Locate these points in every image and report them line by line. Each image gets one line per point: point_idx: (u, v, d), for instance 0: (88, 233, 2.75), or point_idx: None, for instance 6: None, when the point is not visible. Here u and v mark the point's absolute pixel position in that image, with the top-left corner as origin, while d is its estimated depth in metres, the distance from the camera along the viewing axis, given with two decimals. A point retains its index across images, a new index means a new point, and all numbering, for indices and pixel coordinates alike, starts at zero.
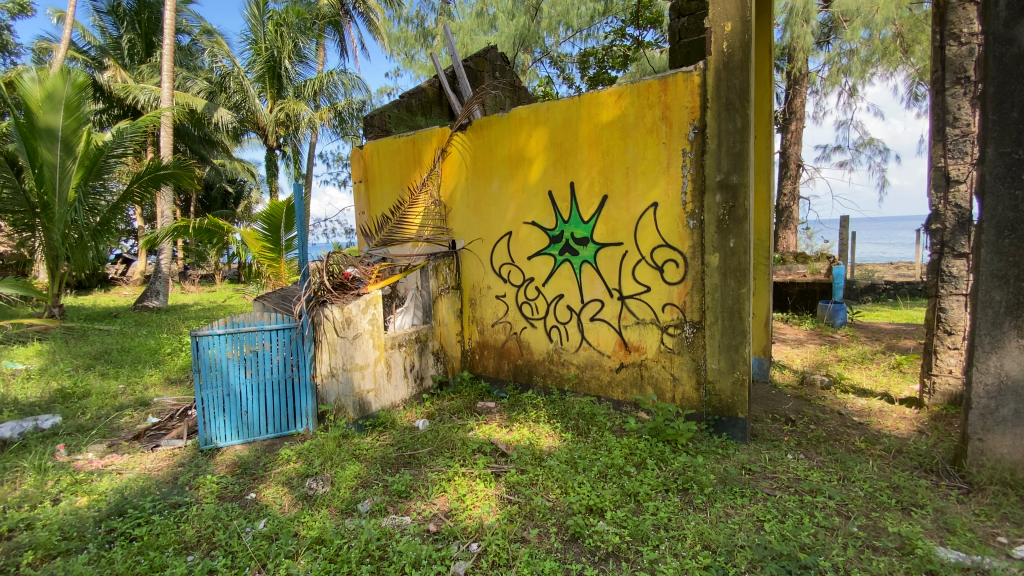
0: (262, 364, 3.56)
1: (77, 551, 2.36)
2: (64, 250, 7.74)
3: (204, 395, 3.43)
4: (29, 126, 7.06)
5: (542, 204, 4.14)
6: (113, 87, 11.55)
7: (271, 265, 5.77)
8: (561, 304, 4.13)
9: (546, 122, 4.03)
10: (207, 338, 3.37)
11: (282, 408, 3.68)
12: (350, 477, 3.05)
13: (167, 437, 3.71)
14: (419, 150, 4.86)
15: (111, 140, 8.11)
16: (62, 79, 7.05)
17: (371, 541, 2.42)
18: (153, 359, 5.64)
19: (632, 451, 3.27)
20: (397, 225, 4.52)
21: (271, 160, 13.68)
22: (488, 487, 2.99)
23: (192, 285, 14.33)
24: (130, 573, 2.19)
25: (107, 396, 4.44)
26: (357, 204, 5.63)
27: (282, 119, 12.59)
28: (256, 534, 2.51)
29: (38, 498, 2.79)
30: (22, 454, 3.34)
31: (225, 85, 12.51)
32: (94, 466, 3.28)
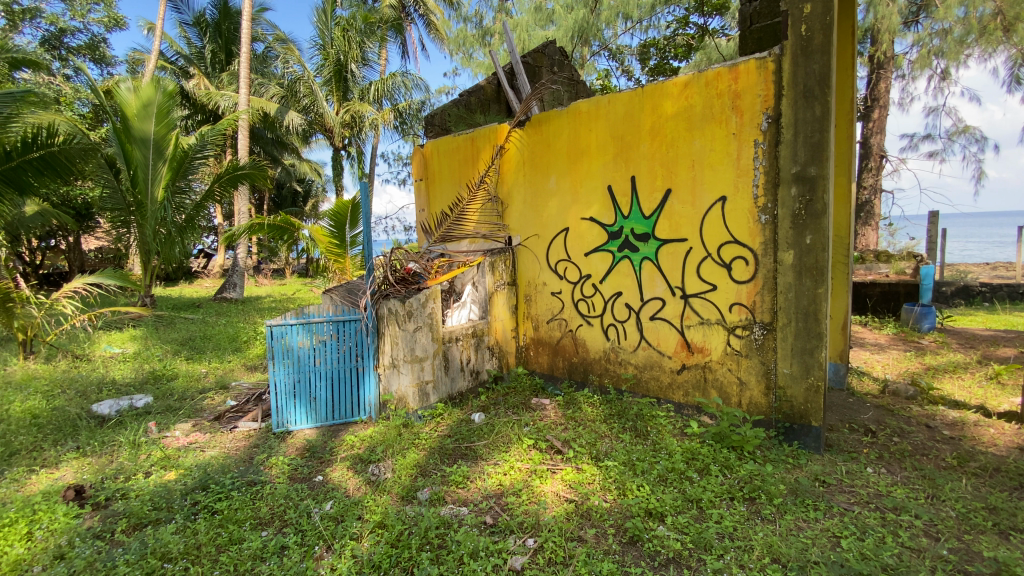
0: (329, 353, 3.73)
1: (166, 520, 2.57)
2: (156, 244, 8.47)
3: (277, 381, 3.64)
4: (125, 132, 7.72)
5: (600, 199, 4.06)
6: (197, 94, 12.49)
7: (337, 260, 6.07)
8: (620, 302, 4.03)
9: (607, 115, 3.94)
10: (281, 328, 3.56)
11: (348, 395, 3.87)
12: (409, 466, 3.13)
13: (244, 420, 3.96)
14: (477, 147, 4.89)
15: (195, 143, 8.78)
16: (154, 87, 7.72)
17: (430, 529, 2.46)
18: (231, 346, 6.05)
19: (693, 455, 3.15)
20: (455, 222, 4.72)
21: (337, 160, 14.31)
22: (544, 484, 2.97)
23: (265, 279, 15.27)
24: (211, 544, 2.35)
25: (192, 379, 4.82)
26: (417, 201, 5.78)
27: (348, 121, 13.12)
28: (324, 514, 2.63)
29: (133, 471, 3.06)
30: (120, 429, 3.69)
31: (295, 90, 13.21)
32: (181, 443, 3.56)
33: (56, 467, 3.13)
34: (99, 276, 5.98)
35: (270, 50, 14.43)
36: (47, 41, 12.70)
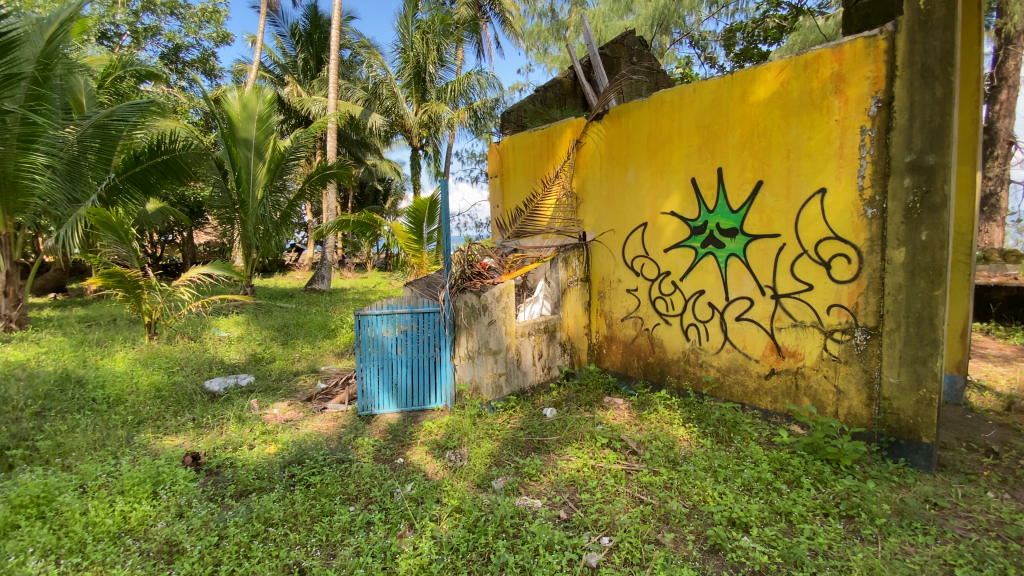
0: (411, 342, 3.90)
1: (268, 489, 2.82)
2: (256, 240, 9.26)
3: (363, 367, 3.86)
4: (231, 137, 8.53)
5: (683, 192, 3.90)
6: (291, 101, 13.51)
7: (415, 255, 6.34)
8: (702, 300, 3.86)
9: (692, 105, 3.77)
10: (368, 318, 3.78)
11: (425, 383, 4.01)
12: (484, 455, 3.20)
13: (333, 402, 4.24)
14: (553, 142, 4.87)
15: (290, 146, 9.52)
16: (256, 96, 8.61)
17: (506, 518, 2.51)
18: (321, 334, 6.50)
19: (782, 466, 2.96)
20: (529, 218, 4.57)
21: (415, 159, 14.89)
22: (619, 484, 2.91)
23: (349, 272, 16.25)
24: (306, 514, 2.55)
25: (287, 363, 5.24)
26: (492, 198, 5.86)
27: (425, 121, 13.61)
28: (405, 495, 2.76)
29: (240, 442, 3.38)
30: (228, 404, 4.09)
31: (378, 92, 13.90)
32: (279, 420, 3.89)
33: (176, 435, 3.53)
34: (210, 268, 6.54)
35: (356, 55, 15.25)
36: (167, 57, 14.24)
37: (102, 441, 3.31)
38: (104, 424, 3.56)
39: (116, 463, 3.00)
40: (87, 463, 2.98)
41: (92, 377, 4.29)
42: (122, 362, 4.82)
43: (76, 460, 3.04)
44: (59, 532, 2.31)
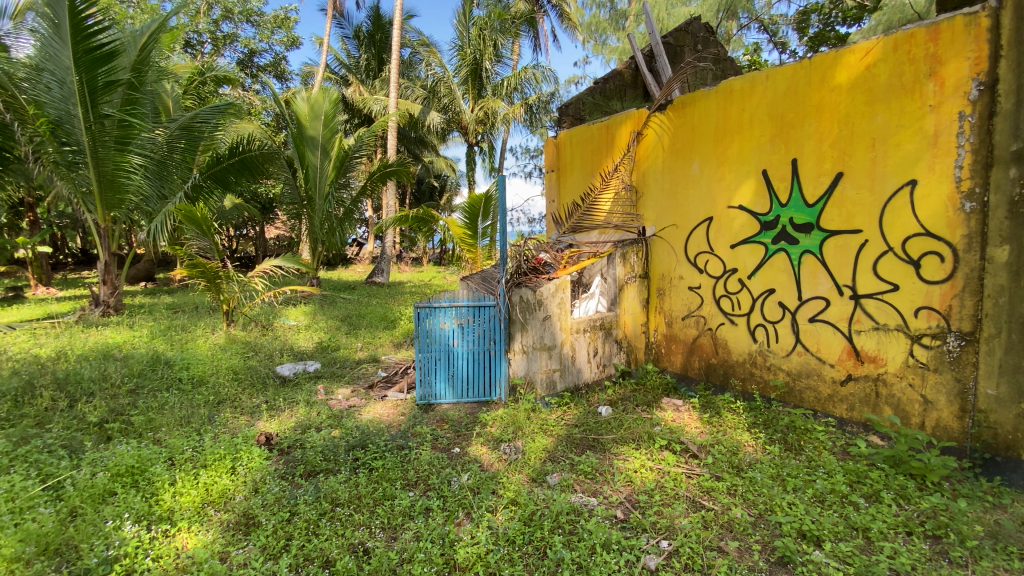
0: (467, 335, 3.96)
1: (334, 470, 2.96)
2: (323, 234, 9.74)
3: (422, 358, 3.97)
4: (300, 137, 9.02)
5: (753, 186, 3.72)
6: (354, 101, 14.05)
7: (470, 250, 6.44)
8: (771, 299, 3.67)
9: (764, 93, 3.58)
10: (426, 310, 3.87)
11: (481, 375, 4.05)
12: (539, 450, 3.20)
13: (393, 390, 4.40)
14: (613, 135, 4.76)
15: (354, 145, 9.91)
16: (322, 96, 8.92)
17: (561, 513, 2.50)
18: (381, 325, 6.76)
19: (859, 479, 2.77)
20: (586, 212, 4.40)
21: (471, 155, 15.08)
22: (679, 487, 2.83)
23: (406, 266, 16.76)
24: (370, 496, 2.65)
25: (351, 351, 5.49)
26: (547, 193, 5.80)
27: (482, 117, 13.75)
28: (463, 484, 2.81)
29: (309, 425, 3.58)
30: (298, 388, 4.36)
31: (436, 90, 14.18)
32: (344, 405, 4.08)
33: (252, 415, 3.79)
34: (282, 260, 6.92)
35: (415, 54, 15.60)
36: (243, 62, 15.17)
37: (187, 418, 3.59)
38: (190, 402, 3.89)
39: (200, 439, 3.25)
40: (174, 437, 3.24)
41: (178, 359, 4.67)
42: (203, 347, 5.21)
43: (165, 434, 3.32)
44: (152, 499, 2.55)
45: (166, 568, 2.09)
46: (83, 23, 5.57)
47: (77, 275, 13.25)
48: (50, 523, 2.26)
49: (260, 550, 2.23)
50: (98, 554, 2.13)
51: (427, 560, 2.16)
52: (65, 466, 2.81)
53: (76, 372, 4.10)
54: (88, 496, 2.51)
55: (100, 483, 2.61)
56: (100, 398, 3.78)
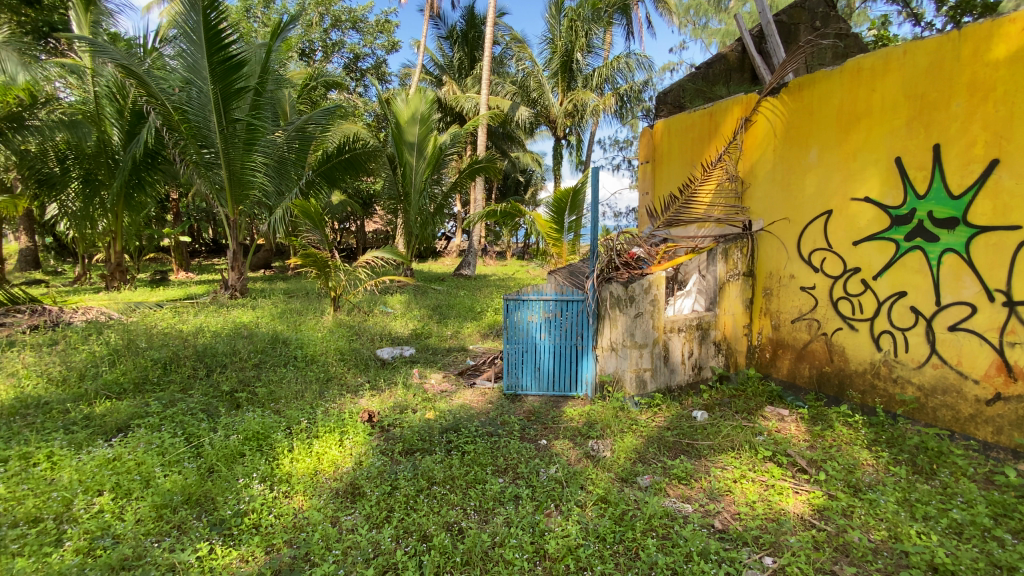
0: (554, 329, 3.96)
1: (429, 450, 3.12)
2: (417, 228, 10.23)
3: (509, 349, 4.04)
4: (398, 137, 9.52)
5: (882, 176, 3.32)
6: (448, 99, 14.56)
7: (556, 244, 6.43)
8: (901, 303, 3.27)
9: (899, 71, 3.19)
10: (515, 302, 3.93)
11: (567, 370, 4.02)
12: (628, 449, 3.11)
13: (481, 378, 4.52)
14: (717, 123, 4.48)
15: (446, 142, 10.29)
16: (419, 98, 9.39)
17: (655, 517, 2.42)
18: (470, 315, 6.98)
19: (1007, 512, 2.39)
20: (685, 205, 4.17)
21: (559, 149, 15.02)
22: (784, 502, 2.62)
23: (491, 260, 17.12)
24: (463, 478, 2.75)
25: (442, 339, 5.74)
26: (641, 184, 5.60)
27: (571, 110, 13.63)
28: (551, 476, 2.81)
29: (406, 406, 3.79)
30: (395, 371, 4.64)
31: (526, 85, 14.27)
32: (436, 389, 4.27)
33: (356, 393, 4.10)
34: (380, 252, 7.29)
35: (506, 50, 15.80)
36: (349, 67, 16.31)
37: (301, 393, 3.95)
38: (304, 377, 4.29)
39: (312, 413, 3.57)
40: (291, 409, 3.59)
41: (293, 339, 5.15)
42: (314, 329, 5.71)
43: (284, 406, 3.69)
44: (274, 462, 2.84)
45: (287, 525, 2.32)
46: (219, 36, 6.34)
47: (210, 262, 15.10)
48: (192, 476, 2.61)
49: (365, 518, 2.41)
50: (231, 506, 2.43)
51: (518, 546, 2.19)
52: (205, 427, 3.21)
53: (212, 346, 4.67)
54: (224, 455, 2.86)
55: (232, 445, 2.96)
56: (230, 370, 4.28)
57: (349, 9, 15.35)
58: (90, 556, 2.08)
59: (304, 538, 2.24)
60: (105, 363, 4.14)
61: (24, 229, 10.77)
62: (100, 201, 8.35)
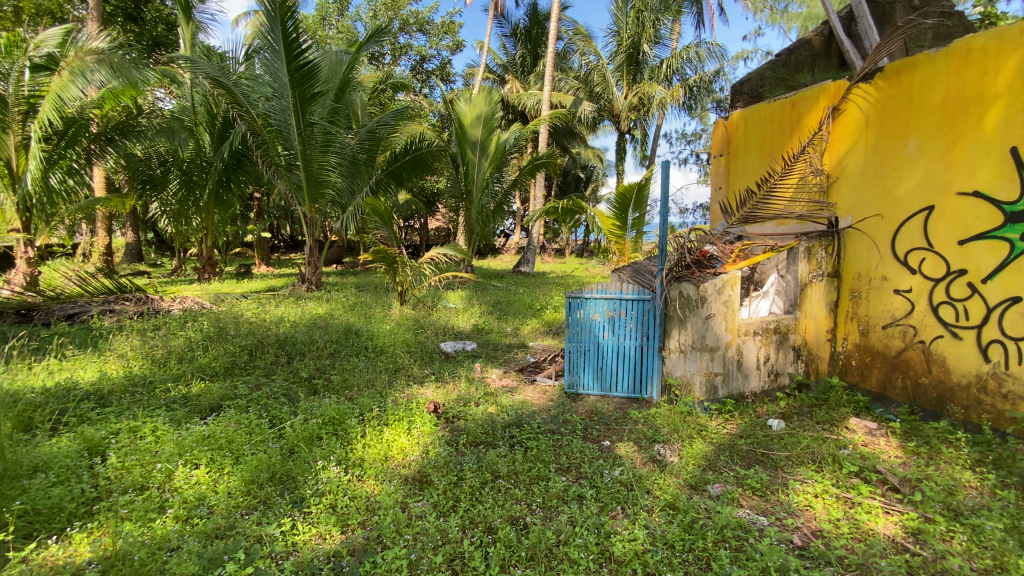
0: (618, 328, 3.88)
1: (493, 443, 3.16)
2: (478, 225, 10.39)
3: (571, 347, 4.02)
4: (462, 136, 9.69)
5: (995, 167, 2.99)
6: (510, 96, 14.64)
7: (618, 242, 6.32)
8: (1015, 310, 2.93)
9: (1019, 50, 2.86)
10: (577, 300, 3.90)
11: (631, 371, 3.93)
12: (698, 455, 2.99)
13: (542, 375, 4.53)
14: (800, 113, 4.20)
15: (509, 139, 10.34)
16: (483, 97, 9.49)
17: (728, 527, 2.31)
18: (531, 312, 6.99)
19: None
20: (763, 200, 3.92)
21: (622, 144, 14.71)
22: (873, 522, 2.42)
23: (550, 257, 17.07)
24: (526, 474, 2.76)
25: (503, 335, 5.79)
26: (714, 179, 5.36)
27: (636, 103, 13.28)
28: (615, 478, 2.76)
29: (470, 399, 3.86)
30: (458, 365, 4.74)
31: (590, 80, 14.07)
32: (498, 384, 4.32)
33: (422, 383, 4.23)
34: (445, 248, 7.51)
35: (570, 45, 15.64)
36: (416, 69, 16.81)
37: (372, 382, 4.13)
38: (375, 366, 4.48)
39: (383, 401, 3.72)
40: (363, 397, 3.76)
41: (364, 331, 5.38)
42: (382, 321, 5.95)
43: (357, 393, 3.88)
44: (348, 447, 2.99)
45: (360, 507, 2.43)
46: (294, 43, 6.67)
47: (288, 257, 16.13)
48: (276, 455, 2.80)
49: (433, 505, 2.48)
50: (311, 486, 2.58)
51: (583, 546, 2.17)
52: (287, 411, 3.43)
53: (292, 335, 4.98)
54: (305, 437, 3.05)
55: (311, 428, 3.15)
56: (308, 358, 4.56)
57: (416, 12, 15.81)
58: (188, 523, 2.28)
59: (376, 521, 2.34)
60: (199, 348, 4.54)
61: (132, 225, 12.01)
62: (194, 200, 9.12)
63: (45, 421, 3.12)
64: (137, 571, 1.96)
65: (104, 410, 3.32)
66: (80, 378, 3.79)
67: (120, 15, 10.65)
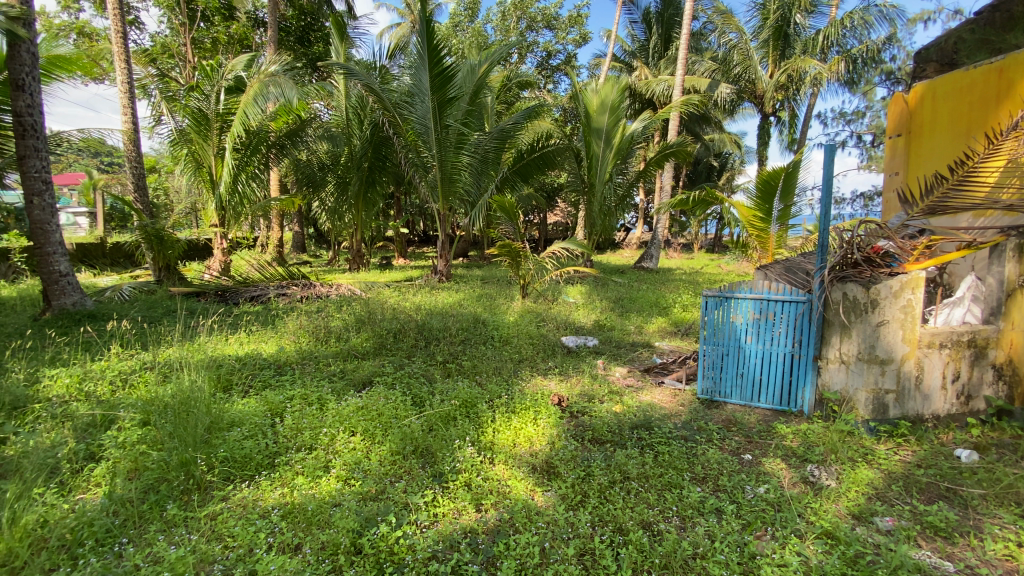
0: (763, 332, 3.55)
1: (621, 443, 3.08)
2: (600, 218, 10.22)
3: (705, 350, 3.78)
4: (588, 128, 9.59)
5: None
6: (638, 85, 14.11)
7: (759, 235, 5.73)
8: None
9: None
10: (716, 300, 3.66)
11: (777, 381, 3.57)
12: (862, 482, 2.61)
13: (670, 378, 4.31)
14: (1013, 79, 3.42)
15: (637, 129, 9.98)
16: (611, 86, 9.26)
17: (903, 568, 1.98)
18: (656, 310, 6.71)
19: None
20: (957, 186, 3.28)
21: (764, 129, 13.39)
22: None
23: (675, 252, 16.20)
24: (658, 479, 2.65)
25: (627, 333, 5.64)
26: (888, 165, 4.61)
27: (783, 82, 11.96)
28: (759, 496, 2.53)
29: (595, 396, 3.82)
30: (581, 360, 4.72)
31: (729, 60, 12.99)
32: (622, 383, 4.22)
33: (546, 376, 4.29)
34: (568, 242, 7.51)
35: (707, 25, 14.57)
36: (542, 65, 16.99)
37: (498, 369, 4.31)
38: (502, 355, 4.65)
39: (510, 389, 3.86)
40: (492, 383, 3.94)
41: (491, 321, 5.62)
42: (507, 312, 6.17)
43: (486, 378, 4.08)
44: (480, 429, 3.15)
45: (493, 488, 2.54)
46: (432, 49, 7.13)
47: (420, 250, 17.47)
48: (419, 431, 3.05)
49: (561, 497, 2.51)
50: (449, 463, 2.76)
51: (724, 563, 2.02)
52: (426, 390, 3.72)
53: (428, 321, 5.38)
54: (441, 417, 3.28)
55: (447, 409, 3.37)
56: (442, 343, 4.89)
57: (544, 8, 15.95)
58: (347, 483, 2.58)
59: (508, 504, 2.42)
60: (353, 329, 5.12)
61: (297, 222, 13.94)
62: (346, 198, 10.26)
63: (240, 383, 3.75)
64: (309, 520, 2.27)
65: (282, 378, 3.91)
66: (263, 350, 4.50)
67: (291, 39, 12.29)
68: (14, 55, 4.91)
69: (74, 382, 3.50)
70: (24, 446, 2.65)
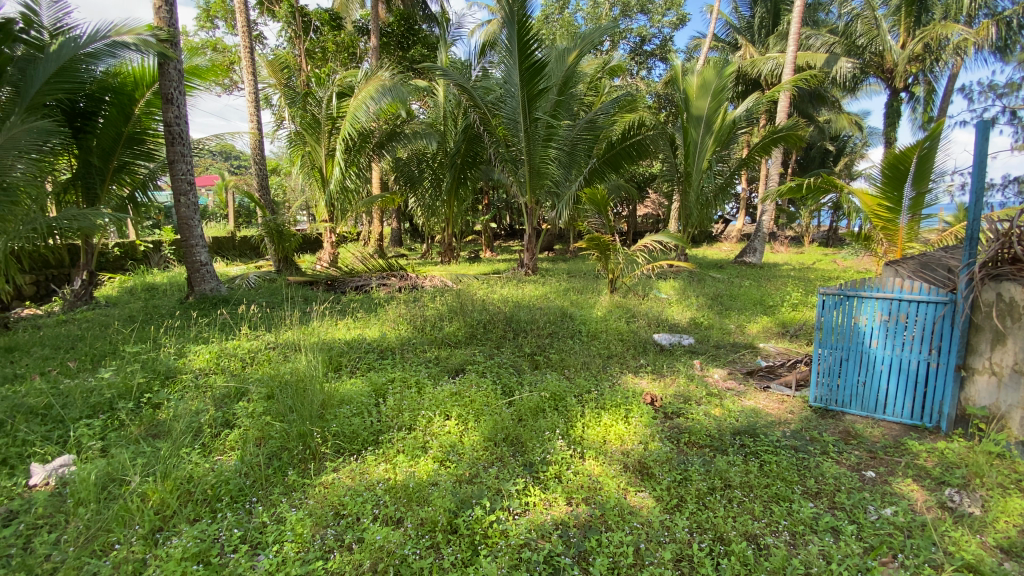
0: (891, 337, 3.16)
1: (721, 449, 2.91)
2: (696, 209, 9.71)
3: (820, 353, 3.45)
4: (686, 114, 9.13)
5: None
6: (741, 66, 13.15)
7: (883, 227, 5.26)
8: None
9: None
10: (835, 299, 3.33)
11: (908, 391, 3.16)
12: (1019, 513, 2.23)
13: (777, 383, 3.99)
14: None
15: (741, 113, 9.31)
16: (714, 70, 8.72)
17: None
18: (759, 309, 6.24)
19: None
20: None
21: (892, 107, 11.89)
22: None
23: (781, 246, 14.91)
24: (763, 490, 2.48)
25: (726, 333, 5.30)
26: None
27: (919, 52, 10.51)
28: (884, 518, 2.27)
29: (691, 397, 3.64)
30: (676, 360, 4.52)
31: (851, 31, 11.66)
32: (722, 386, 3.97)
33: (638, 374, 4.17)
34: (661, 235, 7.22)
35: None
36: (635, 52, 16.40)
37: (587, 364, 4.26)
38: (591, 351, 4.60)
39: (600, 385, 3.81)
40: (580, 378, 3.91)
41: (578, 315, 5.59)
42: (594, 307, 6.08)
43: (574, 373, 4.07)
44: (570, 423, 3.14)
45: (583, 483, 2.52)
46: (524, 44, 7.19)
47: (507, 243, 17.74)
48: (509, 420, 3.11)
49: (655, 498, 2.43)
50: (540, 454, 2.79)
51: None
52: (516, 381, 3.78)
53: (516, 314, 5.47)
54: (531, 408, 3.31)
55: (537, 401, 3.40)
56: (530, 335, 4.95)
57: None
58: (443, 464, 2.70)
59: (600, 500, 2.39)
60: (446, 319, 5.33)
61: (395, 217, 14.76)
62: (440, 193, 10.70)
63: (348, 365, 4.09)
64: (410, 496, 2.40)
65: (384, 362, 4.18)
66: (367, 336, 4.85)
67: (392, 43, 12.99)
68: (163, 73, 5.64)
69: (213, 357, 4.01)
70: (175, 411, 3.09)
